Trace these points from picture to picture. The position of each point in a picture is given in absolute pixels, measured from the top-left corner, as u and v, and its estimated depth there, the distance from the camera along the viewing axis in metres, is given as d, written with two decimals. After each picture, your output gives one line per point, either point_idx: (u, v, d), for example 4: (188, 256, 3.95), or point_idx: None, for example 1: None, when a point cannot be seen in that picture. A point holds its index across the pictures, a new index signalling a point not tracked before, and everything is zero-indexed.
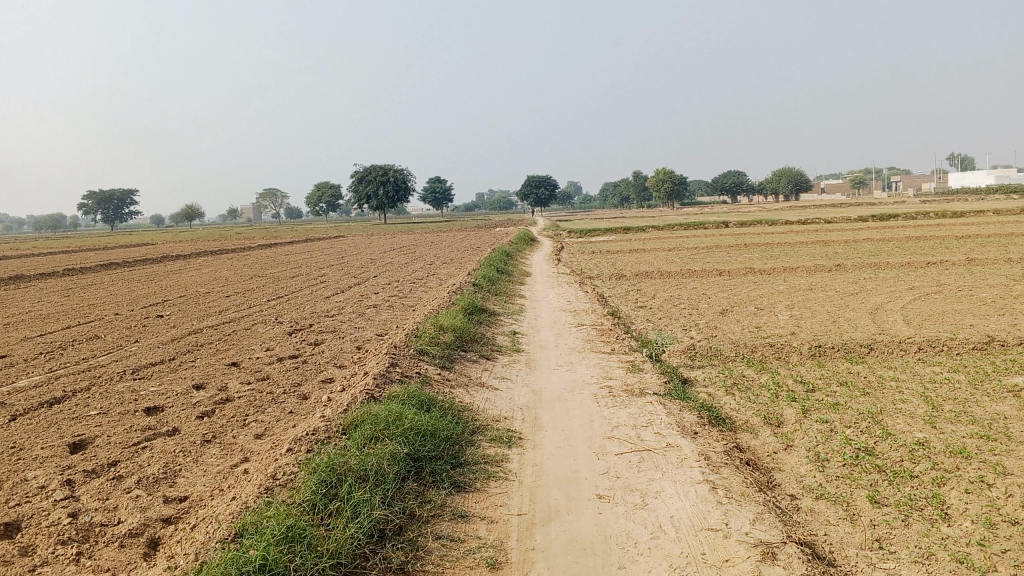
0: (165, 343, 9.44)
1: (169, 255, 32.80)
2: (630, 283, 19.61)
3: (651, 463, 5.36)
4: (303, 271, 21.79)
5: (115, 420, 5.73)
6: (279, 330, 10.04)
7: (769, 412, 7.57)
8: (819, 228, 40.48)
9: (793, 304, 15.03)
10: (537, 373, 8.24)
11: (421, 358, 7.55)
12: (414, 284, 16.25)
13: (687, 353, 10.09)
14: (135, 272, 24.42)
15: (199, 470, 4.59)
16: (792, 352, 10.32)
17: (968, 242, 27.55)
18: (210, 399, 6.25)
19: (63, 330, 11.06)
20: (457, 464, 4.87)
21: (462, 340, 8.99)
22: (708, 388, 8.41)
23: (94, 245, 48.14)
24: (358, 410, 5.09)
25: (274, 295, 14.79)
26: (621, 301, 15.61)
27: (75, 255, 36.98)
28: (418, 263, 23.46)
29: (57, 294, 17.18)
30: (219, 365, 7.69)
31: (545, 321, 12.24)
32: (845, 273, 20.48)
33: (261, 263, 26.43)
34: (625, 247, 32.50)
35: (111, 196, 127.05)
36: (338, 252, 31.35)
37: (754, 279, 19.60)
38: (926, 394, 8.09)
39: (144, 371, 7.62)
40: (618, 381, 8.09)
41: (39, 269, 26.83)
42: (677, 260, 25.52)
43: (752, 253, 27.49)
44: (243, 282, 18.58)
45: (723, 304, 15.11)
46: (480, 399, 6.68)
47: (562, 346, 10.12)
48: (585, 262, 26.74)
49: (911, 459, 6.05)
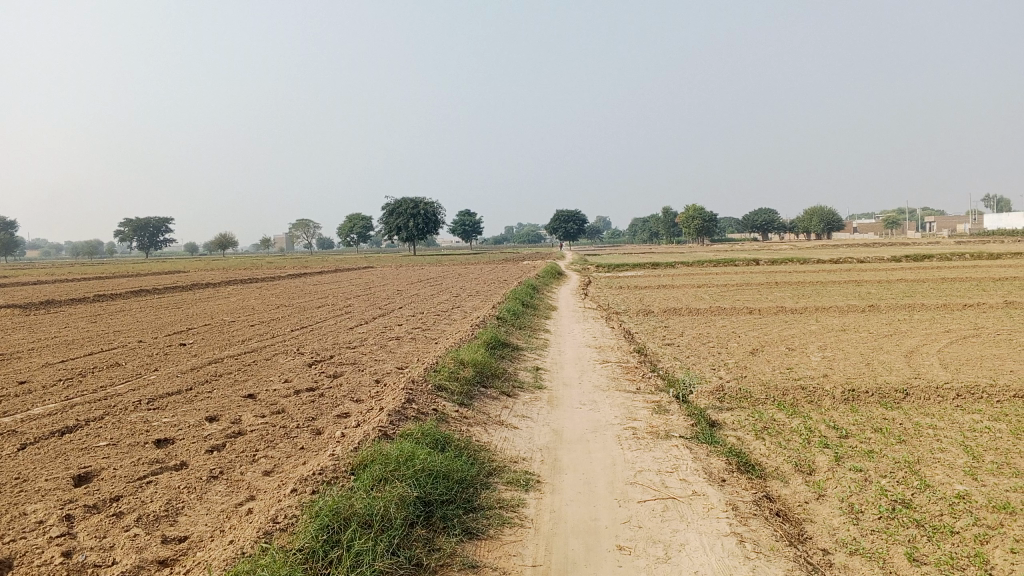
0: (184, 372, 9.35)
1: (199, 283, 33.05)
2: (658, 319, 19.32)
3: (674, 513, 5.10)
4: (330, 301, 21.78)
5: (123, 452, 5.60)
6: (298, 361, 9.92)
7: (800, 458, 7.25)
8: (852, 267, 39.89)
9: (825, 345, 14.64)
10: (560, 411, 8.00)
11: (439, 393, 7.36)
12: (438, 317, 16.12)
13: (715, 394, 9.80)
14: (163, 298, 24.60)
15: (202, 508, 4.42)
16: (824, 395, 9.98)
17: (1006, 285, 26.89)
18: (221, 432, 6.10)
19: (85, 357, 11.04)
20: (470, 509, 4.66)
21: (483, 376, 8.79)
22: (736, 432, 8.12)
23: (127, 272, 48.85)
24: (369, 449, 4.91)
25: (298, 325, 14.74)
26: (648, 338, 15.34)
27: (107, 281, 37.47)
28: (443, 295, 23.36)
29: (85, 320, 17.28)
30: (234, 396, 7.57)
31: (569, 357, 12.01)
32: (879, 314, 20.01)
33: (288, 292, 26.51)
34: (653, 283, 32.20)
35: (147, 224, 129.30)
36: (365, 283, 31.36)
37: (785, 318, 19.22)
38: (966, 443, 7.72)
39: (159, 401, 7.52)
40: (643, 422, 7.82)
41: (71, 294, 27.11)
42: (706, 297, 25.17)
43: (783, 291, 27.07)
44: (268, 311, 18.59)
45: (753, 343, 14.77)
46: (498, 438, 6.46)
47: (586, 384, 9.87)
48: (613, 297, 26.45)
49: (952, 513, 5.71)
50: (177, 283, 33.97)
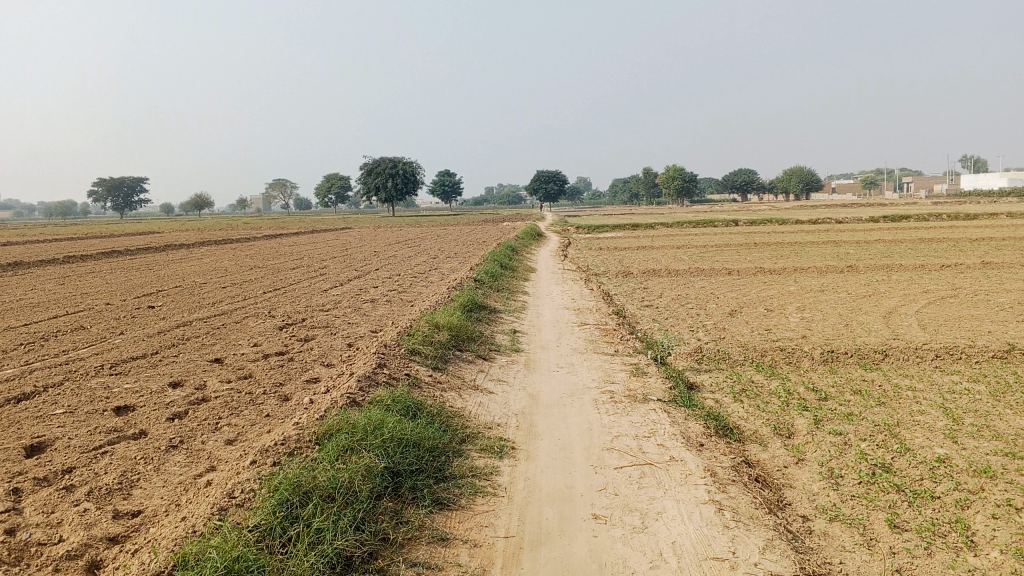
0: (151, 336, 9.07)
1: (173, 244, 32.50)
2: (637, 280, 19.20)
3: (652, 480, 4.96)
4: (306, 262, 21.44)
5: (80, 421, 5.36)
6: (269, 324, 9.68)
7: (779, 422, 7.15)
8: (831, 228, 40.00)
9: (804, 306, 14.59)
10: (536, 375, 7.84)
11: (412, 358, 7.16)
12: (415, 278, 15.88)
13: (693, 356, 9.69)
14: (134, 260, 24.09)
15: (158, 480, 4.21)
16: (803, 357, 9.90)
17: (982, 245, 27.01)
18: (184, 399, 5.88)
19: (50, 320, 10.72)
20: (441, 479, 4.49)
21: (458, 339, 8.60)
22: (715, 395, 8.02)
23: (100, 232, 48.14)
24: (334, 417, 4.70)
25: (272, 287, 14.46)
26: (627, 299, 15.21)
27: (78, 242, 36.81)
28: (422, 256, 23.10)
29: (53, 282, 16.87)
30: (200, 362, 7.33)
31: (547, 319, 11.85)
32: (858, 274, 20.00)
33: (264, 253, 26.12)
34: (632, 245, 32.07)
35: (122, 184, 127.49)
36: (341, 244, 30.97)
37: (764, 279, 19.16)
38: (946, 405, 7.67)
39: (122, 366, 7.27)
40: (620, 386, 7.68)
41: (41, 255, 26.53)
42: (685, 258, 25.08)
43: (762, 252, 27.02)
44: (241, 273, 18.22)
45: (732, 305, 14.69)
46: (472, 404, 6.29)
47: (564, 347, 9.72)
48: (592, 258, 26.31)
49: (933, 478, 5.63)
50: (150, 244, 33.42)
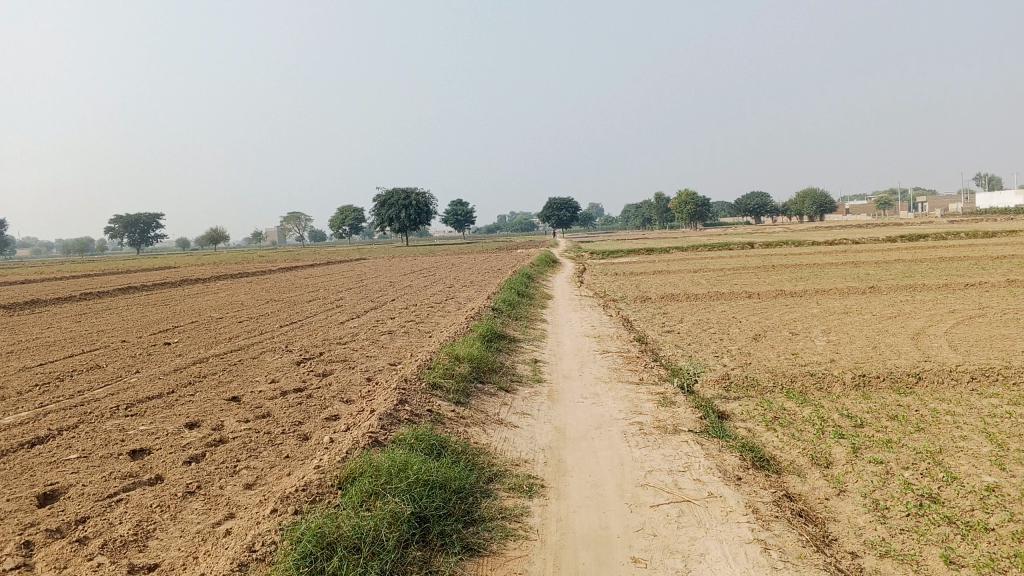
0: (167, 374, 8.92)
1: (189, 279, 32.56)
2: (656, 306, 18.94)
3: (691, 519, 4.71)
4: (321, 295, 21.33)
5: (94, 467, 5.18)
6: (287, 359, 9.51)
7: (816, 451, 6.87)
8: (848, 248, 39.63)
9: (829, 329, 14.28)
10: (561, 407, 7.61)
11: (434, 392, 6.94)
12: (432, 308, 15.72)
13: (721, 383, 9.43)
14: (151, 296, 24.12)
15: (175, 529, 4.01)
16: (833, 382, 9.61)
17: (1005, 263, 26.55)
18: (201, 441, 5.69)
19: (65, 359, 10.60)
20: (470, 522, 4.26)
21: (479, 371, 8.39)
22: (746, 424, 7.76)
23: (115, 269, 48.39)
24: (357, 459, 4.49)
25: (288, 320, 14.34)
26: (647, 326, 14.96)
27: (93, 279, 36.96)
28: (438, 286, 22.96)
29: (69, 320, 16.83)
30: (217, 400, 7.15)
31: (568, 348, 11.61)
32: (880, 295, 19.67)
33: (279, 286, 26.07)
34: (648, 269, 31.83)
35: (138, 220, 128.76)
36: (356, 275, 30.95)
37: (785, 302, 18.87)
38: (989, 430, 7.36)
39: (137, 407, 7.10)
40: (649, 417, 7.43)
41: (58, 293, 26.60)
42: (703, 282, 24.80)
43: (781, 275, 26.70)
44: (257, 307, 18.13)
45: (755, 329, 14.41)
46: (497, 440, 6.06)
47: (587, 376, 9.47)
48: (609, 284, 26.09)
49: (985, 508, 5.33)
50: (166, 279, 33.50)
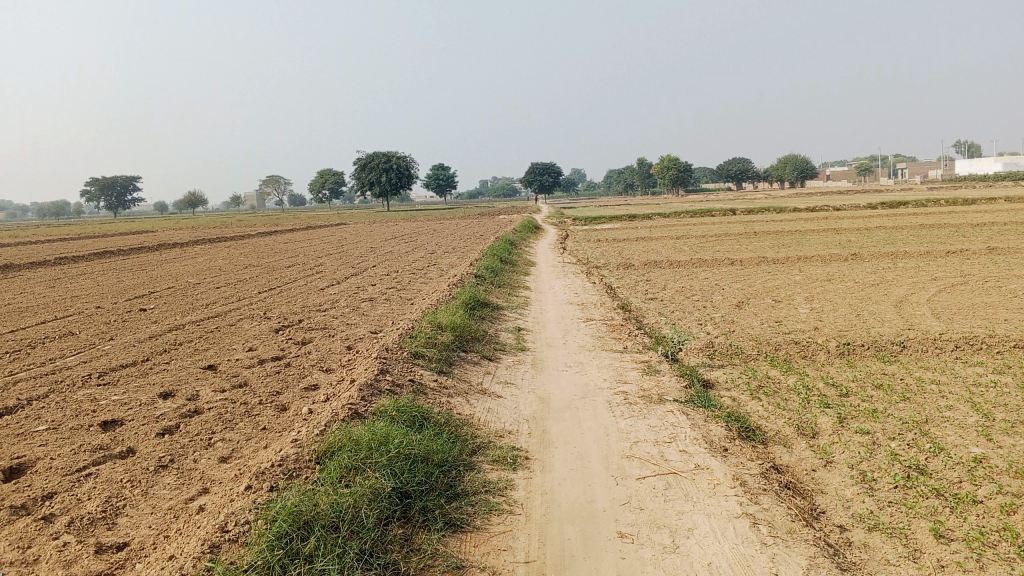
0: (142, 341, 8.72)
1: (167, 243, 32.10)
2: (639, 272, 18.86)
3: (678, 491, 4.62)
4: (301, 260, 21.03)
5: (63, 439, 5.00)
6: (265, 326, 9.31)
7: (802, 421, 6.81)
8: (829, 215, 39.70)
9: (812, 296, 14.26)
10: (545, 376, 7.50)
11: (415, 362, 6.80)
12: (414, 275, 15.52)
13: (705, 351, 9.36)
14: (126, 261, 23.69)
15: (146, 506, 3.86)
16: (818, 350, 9.56)
17: (985, 231, 26.66)
18: (175, 412, 5.52)
19: (37, 326, 10.34)
20: (452, 497, 4.14)
21: (462, 340, 8.25)
22: (731, 393, 7.69)
23: (91, 232, 47.69)
24: (335, 432, 4.35)
25: (267, 286, 14.12)
26: (631, 293, 14.86)
27: (68, 243, 36.39)
28: (419, 252, 22.74)
29: (42, 285, 16.49)
30: (193, 369, 6.97)
31: (552, 315, 11.50)
32: (862, 262, 19.68)
33: (258, 251, 25.72)
34: (631, 235, 31.71)
35: (114, 183, 126.91)
36: (337, 241, 30.63)
37: (768, 269, 18.84)
38: (974, 399, 7.33)
39: (110, 376, 6.90)
40: (634, 386, 7.33)
41: (32, 257, 26.12)
42: (686, 249, 24.73)
43: (763, 242, 26.68)
44: (235, 272, 17.86)
45: (739, 296, 14.36)
46: (481, 410, 5.94)
47: (571, 344, 9.36)
48: (591, 250, 25.98)
49: (973, 480, 5.29)
50: (142, 243, 32.96)
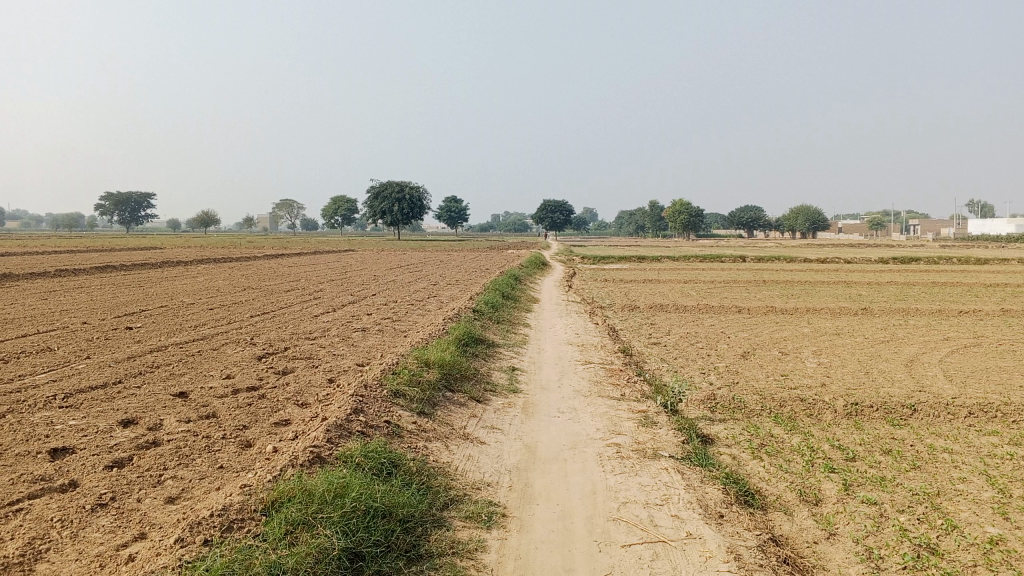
0: (119, 362, 8.36)
1: (172, 260, 31.88)
2: (644, 316, 18.45)
3: (666, 564, 4.20)
4: (302, 285, 20.71)
5: (4, 466, 4.61)
6: (248, 353, 8.93)
7: (804, 487, 6.38)
8: (839, 268, 39.33)
9: (820, 351, 13.81)
10: (535, 422, 7.08)
11: (396, 401, 6.40)
12: (412, 307, 15.17)
13: (706, 404, 8.93)
14: (126, 276, 23.42)
15: (71, 551, 3.46)
16: (824, 409, 9.12)
17: (999, 292, 26.20)
18: (131, 442, 5.13)
19: (17, 339, 10.00)
20: (414, 559, 3.74)
21: (450, 379, 7.85)
22: (731, 451, 7.27)
23: (98, 245, 47.63)
24: (289, 481, 3.96)
25: (261, 310, 13.77)
26: (634, 336, 14.46)
27: (73, 256, 36.27)
28: (422, 283, 22.41)
29: (34, 297, 16.18)
30: (162, 396, 6.58)
31: (549, 356, 11.10)
32: (872, 318, 19.24)
33: (260, 274, 25.43)
34: (638, 277, 31.39)
35: (129, 198, 127.63)
36: (342, 267, 30.38)
37: (776, 319, 18.41)
38: (988, 472, 6.88)
39: (75, 397, 6.52)
40: (628, 438, 6.90)
41: (32, 268, 25.85)
42: (693, 293, 24.32)
43: (771, 291, 26.30)
44: (233, 294, 17.59)
45: (744, 346, 13.93)
46: (460, 457, 5.54)
47: (566, 389, 8.94)
48: (597, 290, 25.63)
49: (989, 565, 4.84)
50: (146, 259, 32.82)
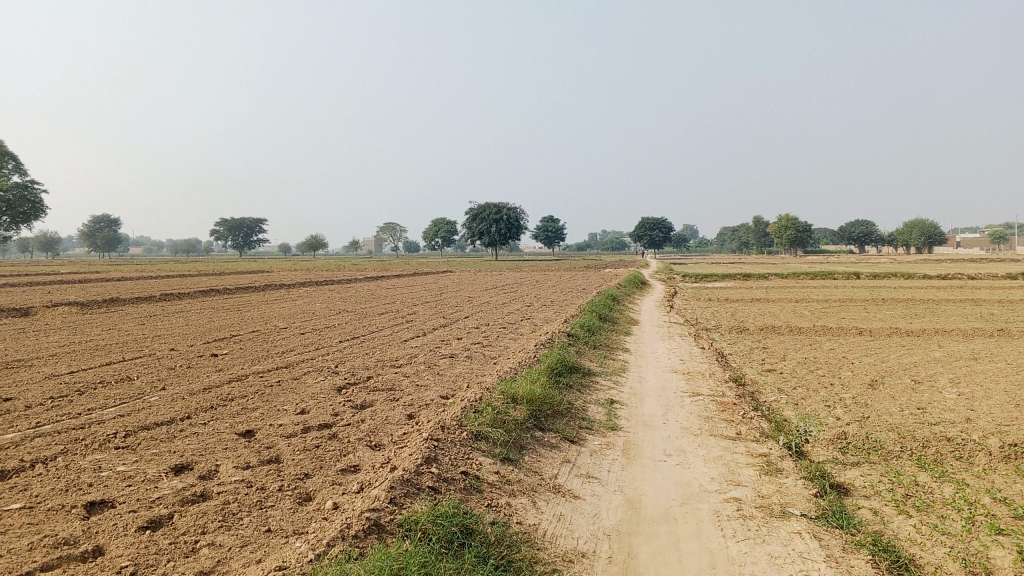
0: (193, 394, 7.91)
1: (275, 284, 32.41)
2: (754, 338, 17.17)
3: None
4: (395, 307, 20.36)
5: (29, 525, 4.04)
6: (327, 383, 8.36)
7: (969, 555, 5.21)
8: (963, 284, 36.58)
9: (958, 379, 12.29)
10: (637, 468, 6.18)
11: (476, 446, 5.63)
12: (506, 330, 14.44)
13: (836, 446, 7.79)
14: (227, 299, 23.68)
15: None
16: (978, 451, 7.80)
17: None
18: (178, 496, 4.52)
19: (101, 368, 9.76)
20: None
21: (539, 417, 7.03)
22: (873, 506, 6.14)
23: (207, 270, 49.19)
24: (332, 566, 3.23)
25: (349, 335, 13.30)
26: (744, 362, 13.29)
27: (184, 279, 37.46)
28: (517, 304, 21.73)
29: (134, 322, 16.29)
30: (225, 436, 6.01)
31: (652, 386, 10.14)
32: (1012, 340, 17.31)
33: (357, 296, 25.35)
34: (744, 295, 29.89)
35: (241, 224, 132.91)
36: (439, 288, 30.14)
37: (902, 342, 16.79)
38: None
39: (135, 437, 6.02)
40: (748, 491, 5.90)
41: (142, 292, 26.48)
42: (806, 313, 22.73)
43: (893, 309, 24.40)
44: (326, 317, 17.31)
45: (871, 374, 12.54)
46: (550, 518, 4.71)
47: (672, 425, 7.98)
48: (702, 310, 24.34)
49: None
50: (249, 282, 33.41)
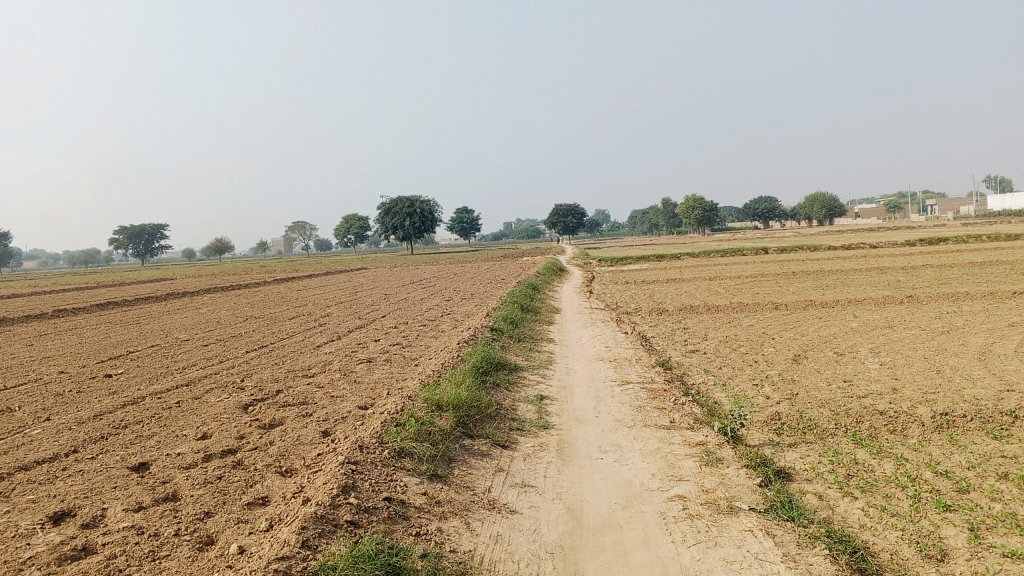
0: (83, 423, 7.15)
1: (179, 292, 30.85)
2: (675, 319, 17.08)
3: None
4: (308, 310, 19.51)
5: None
6: (234, 400, 7.71)
7: (923, 537, 4.97)
8: (868, 253, 37.68)
9: (877, 348, 12.39)
10: (574, 470, 5.81)
11: (400, 465, 5.15)
12: (426, 328, 13.92)
13: (771, 429, 7.59)
14: (127, 313, 22.29)
15: None
16: (910, 422, 7.71)
17: None
18: (54, 553, 3.87)
19: None
20: None
21: (467, 424, 6.58)
22: (818, 491, 5.90)
23: (104, 282, 46.66)
24: None
25: (259, 344, 12.53)
26: (669, 345, 13.14)
27: (79, 293, 35.30)
28: (435, 299, 21.18)
29: (20, 344, 15.04)
30: (115, 472, 5.33)
31: (580, 378, 9.81)
32: (921, 306, 17.74)
33: (268, 300, 24.29)
34: (661, 276, 30.05)
35: (143, 232, 127.52)
36: (353, 287, 29.27)
37: (818, 314, 16.98)
38: None
39: (10, 481, 5.29)
40: (692, 486, 5.58)
41: (31, 310, 24.70)
42: (722, 291, 22.92)
43: (804, 282, 24.86)
44: (234, 326, 16.43)
45: (794, 348, 12.54)
46: (486, 540, 4.27)
47: (605, 419, 7.65)
48: (621, 294, 24.27)
49: None
50: (151, 292, 31.70)
